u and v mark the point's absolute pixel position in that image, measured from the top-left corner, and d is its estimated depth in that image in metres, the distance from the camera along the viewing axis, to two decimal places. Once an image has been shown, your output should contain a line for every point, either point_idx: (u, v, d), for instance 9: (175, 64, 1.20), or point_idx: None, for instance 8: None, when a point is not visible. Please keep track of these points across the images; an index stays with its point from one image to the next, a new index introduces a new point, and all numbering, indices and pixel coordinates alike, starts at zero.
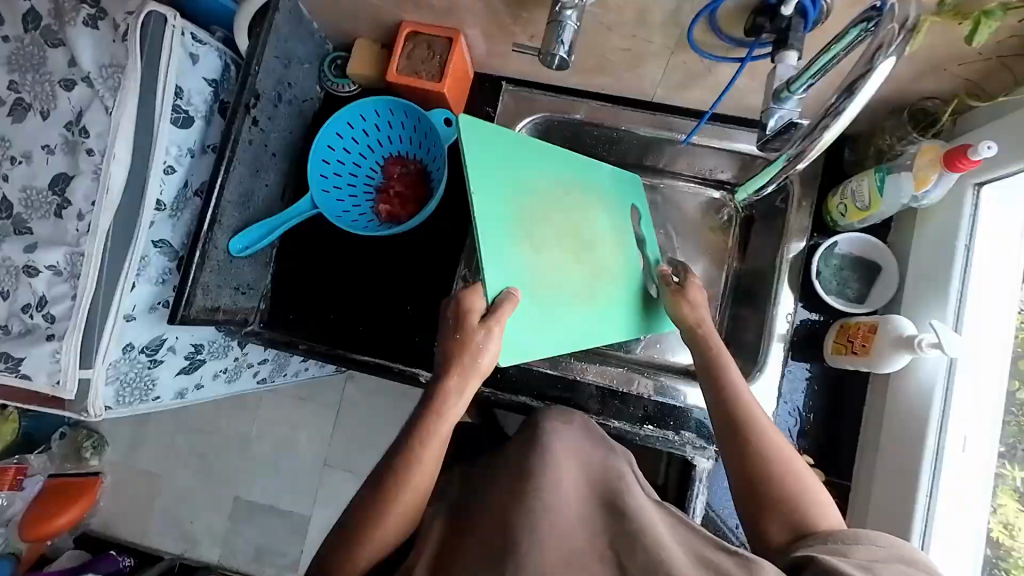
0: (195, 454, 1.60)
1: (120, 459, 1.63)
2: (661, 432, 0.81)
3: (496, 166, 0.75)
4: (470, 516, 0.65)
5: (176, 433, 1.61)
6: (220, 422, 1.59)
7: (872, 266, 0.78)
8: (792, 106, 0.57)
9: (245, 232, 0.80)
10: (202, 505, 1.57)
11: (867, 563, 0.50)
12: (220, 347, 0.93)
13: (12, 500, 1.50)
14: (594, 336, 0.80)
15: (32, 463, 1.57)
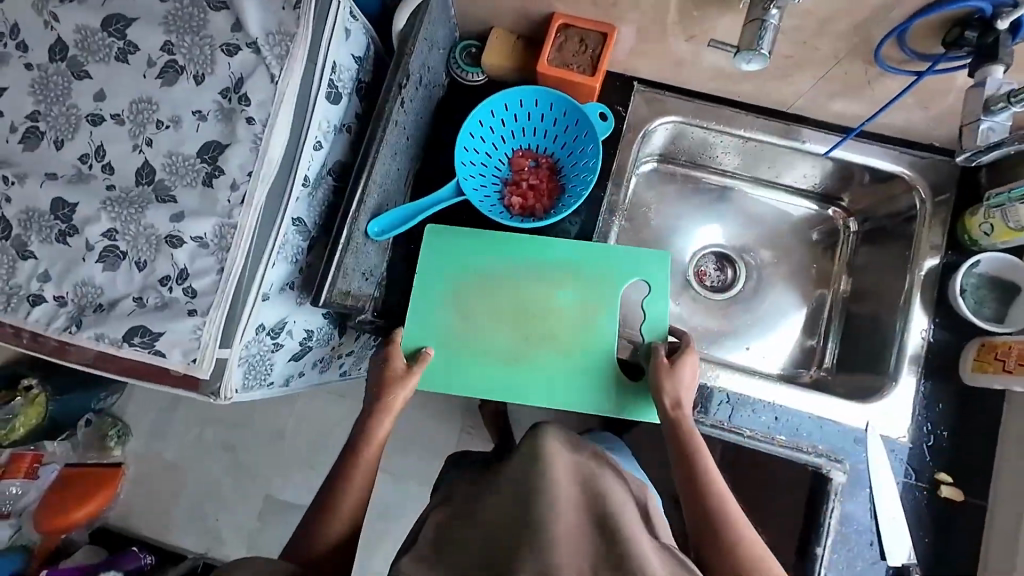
0: (226, 447, 1.48)
1: (144, 449, 1.50)
2: (795, 443, 0.80)
3: (459, 251, 0.83)
4: (489, 509, 0.59)
5: (205, 424, 1.49)
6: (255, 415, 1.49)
7: (1010, 288, 0.79)
8: (1001, 120, 0.63)
9: (383, 216, 0.78)
10: (231, 501, 1.45)
11: None
12: (325, 335, 0.89)
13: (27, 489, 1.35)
14: (526, 389, 0.79)
15: (49, 451, 1.42)
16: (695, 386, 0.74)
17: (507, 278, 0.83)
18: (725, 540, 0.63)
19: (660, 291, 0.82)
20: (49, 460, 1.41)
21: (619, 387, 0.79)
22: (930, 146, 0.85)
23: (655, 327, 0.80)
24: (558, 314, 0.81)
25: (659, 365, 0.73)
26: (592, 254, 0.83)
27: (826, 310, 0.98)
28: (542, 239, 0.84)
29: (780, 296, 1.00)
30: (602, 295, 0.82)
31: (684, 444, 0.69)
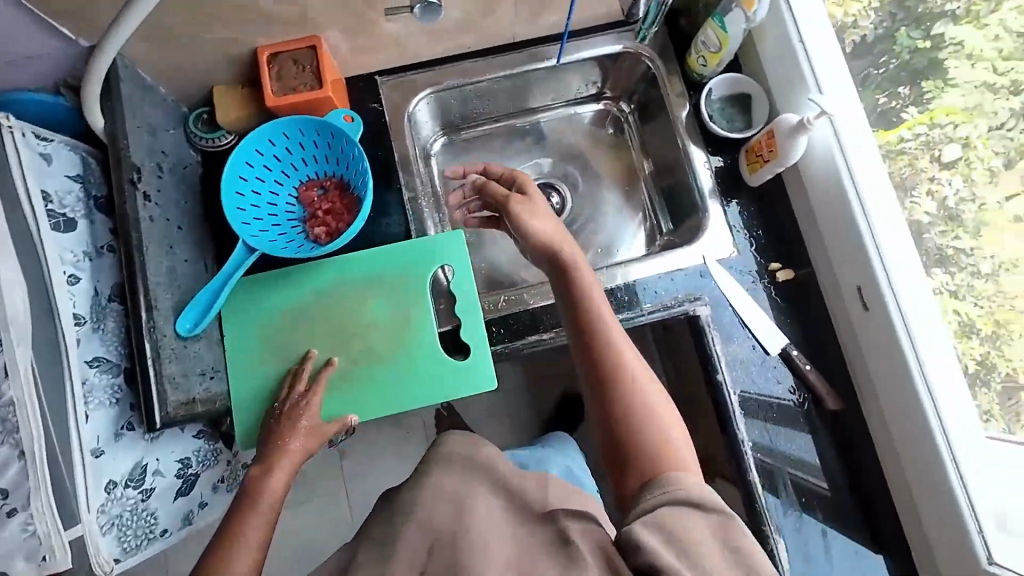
0: None
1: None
2: (660, 306, 0.88)
3: (260, 310, 0.83)
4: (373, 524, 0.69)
5: None
6: None
7: (744, 97, 0.92)
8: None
9: (187, 308, 0.73)
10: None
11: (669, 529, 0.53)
12: (209, 453, 0.83)
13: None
14: (361, 408, 0.81)
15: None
16: (545, 220, 0.82)
17: (323, 317, 0.83)
18: (613, 376, 0.70)
19: (462, 268, 0.86)
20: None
21: (452, 366, 0.83)
22: (637, 19, 0.97)
23: (467, 299, 0.85)
24: (374, 326, 0.84)
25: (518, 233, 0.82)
26: (388, 257, 0.85)
27: (644, 187, 1.10)
28: (333, 261, 0.84)
29: (606, 194, 1.12)
30: (411, 294, 0.85)
31: (564, 294, 0.77)
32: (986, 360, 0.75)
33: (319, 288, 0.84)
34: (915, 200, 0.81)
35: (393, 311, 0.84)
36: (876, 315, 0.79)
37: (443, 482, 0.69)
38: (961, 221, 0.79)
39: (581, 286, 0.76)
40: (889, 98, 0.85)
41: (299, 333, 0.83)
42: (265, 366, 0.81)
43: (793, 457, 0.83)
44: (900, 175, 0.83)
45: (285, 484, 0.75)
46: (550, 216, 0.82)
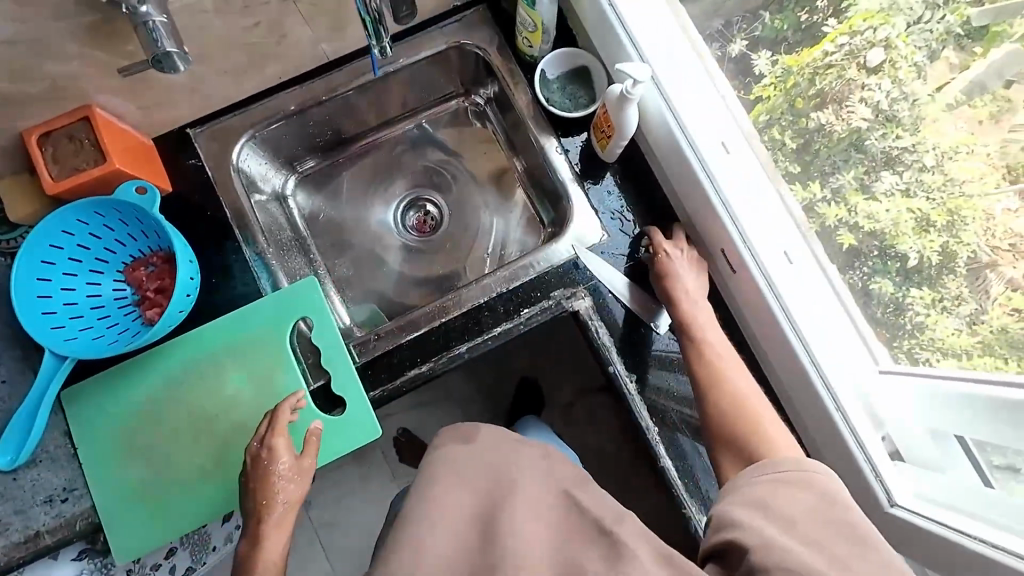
0: None
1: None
2: (538, 307, 0.83)
3: (109, 411, 0.76)
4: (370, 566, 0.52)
5: None
6: None
7: (582, 71, 0.87)
8: None
9: (5, 440, 0.68)
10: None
11: (765, 505, 0.52)
12: (96, 574, 0.78)
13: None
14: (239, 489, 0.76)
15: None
16: (685, 272, 0.80)
17: (181, 404, 0.77)
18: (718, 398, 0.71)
19: (321, 319, 0.80)
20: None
21: (327, 424, 0.78)
22: (457, 8, 0.90)
23: (330, 350, 0.79)
24: (237, 402, 0.78)
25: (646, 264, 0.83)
26: (240, 322, 0.79)
27: (518, 179, 1.04)
28: (178, 340, 0.78)
29: (481, 195, 1.06)
30: (271, 356, 0.79)
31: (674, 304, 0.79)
32: (914, 275, 0.67)
33: (170, 371, 0.77)
34: (848, 111, 0.71)
35: (255, 379, 0.78)
36: (744, 275, 0.75)
37: (446, 484, 0.55)
38: (898, 119, 0.69)
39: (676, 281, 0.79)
40: (811, 12, 0.72)
41: (158, 425, 0.76)
42: (127, 468, 0.75)
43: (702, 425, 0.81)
44: (831, 90, 0.72)
45: (283, 550, 0.69)
46: (692, 261, 0.81)
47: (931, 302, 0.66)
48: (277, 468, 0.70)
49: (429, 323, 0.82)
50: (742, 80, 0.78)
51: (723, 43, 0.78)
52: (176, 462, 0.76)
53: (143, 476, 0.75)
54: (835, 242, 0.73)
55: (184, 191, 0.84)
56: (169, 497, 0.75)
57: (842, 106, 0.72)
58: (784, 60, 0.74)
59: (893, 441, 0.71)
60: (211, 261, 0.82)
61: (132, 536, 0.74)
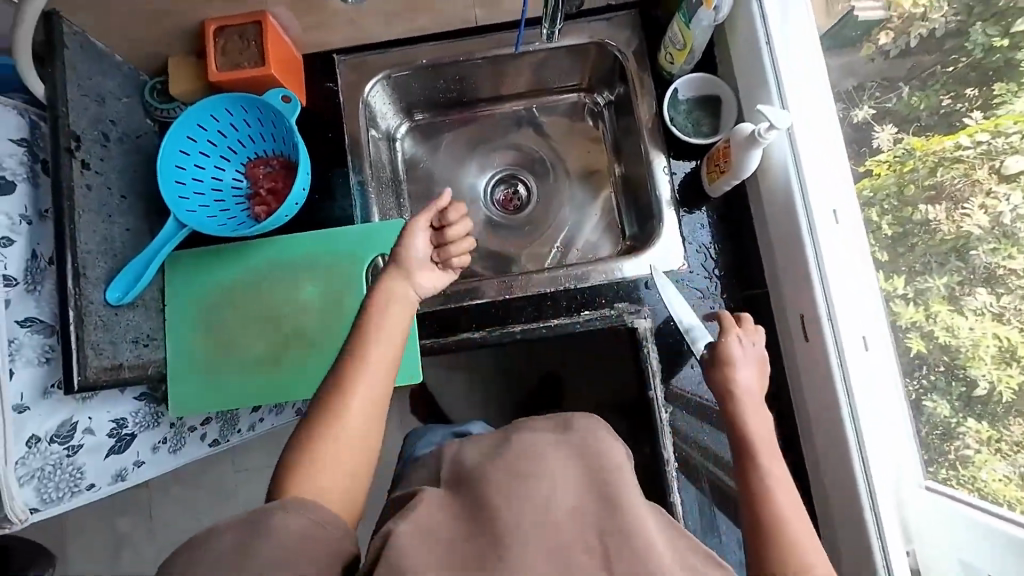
0: None
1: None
2: (597, 313, 0.86)
3: (204, 283, 0.85)
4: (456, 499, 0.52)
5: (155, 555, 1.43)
6: (195, 525, 1.43)
7: (713, 100, 0.86)
8: None
9: (119, 277, 0.75)
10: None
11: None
12: (147, 416, 0.87)
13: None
14: (281, 386, 0.83)
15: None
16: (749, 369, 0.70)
17: (262, 297, 0.85)
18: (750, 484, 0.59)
19: None
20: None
21: None
22: (609, 7, 0.92)
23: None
24: (306, 309, 0.85)
25: (709, 354, 0.72)
26: (331, 240, 0.86)
27: (612, 187, 1.06)
28: (276, 241, 0.86)
29: (572, 190, 1.08)
30: (346, 281, 0.86)
31: (725, 387, 0.69)
32: (977, 406, 0.63)
33: (260, 262, 0.85)
34: (962, 213, 0.66)
35: (327, 295, 0.85)
36: (816, 346, 0.74)
37: (554, 454, 0.53)
38: (1016, 239, 0.62)
39: (731, 348, 0.70)
40: (954, 99, 0.68)
41: (236, 304, 0.85)
42: (200, 332, 0.84)
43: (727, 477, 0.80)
44: (951, 185, 0.67)
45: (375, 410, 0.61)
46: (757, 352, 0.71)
47: (987, 440, 0.62)
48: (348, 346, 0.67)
49: (494, 296, 0.86)
50: (857, 149, 0.75)
51: (849, 104, 0.76)
52: (239, 341, 0.84)
53: (208, 343, 0.84)
54: (904, 346, 0.70)
55: (316, 110, 0.91)
56: (220, 369, 0.84)
57: (959, 206, 0.66)
58: (909, 143, 0.71)
59: (917, 559, 0.66)
60: (319, 179, 0.89)
61: (194, 397, 0.83)
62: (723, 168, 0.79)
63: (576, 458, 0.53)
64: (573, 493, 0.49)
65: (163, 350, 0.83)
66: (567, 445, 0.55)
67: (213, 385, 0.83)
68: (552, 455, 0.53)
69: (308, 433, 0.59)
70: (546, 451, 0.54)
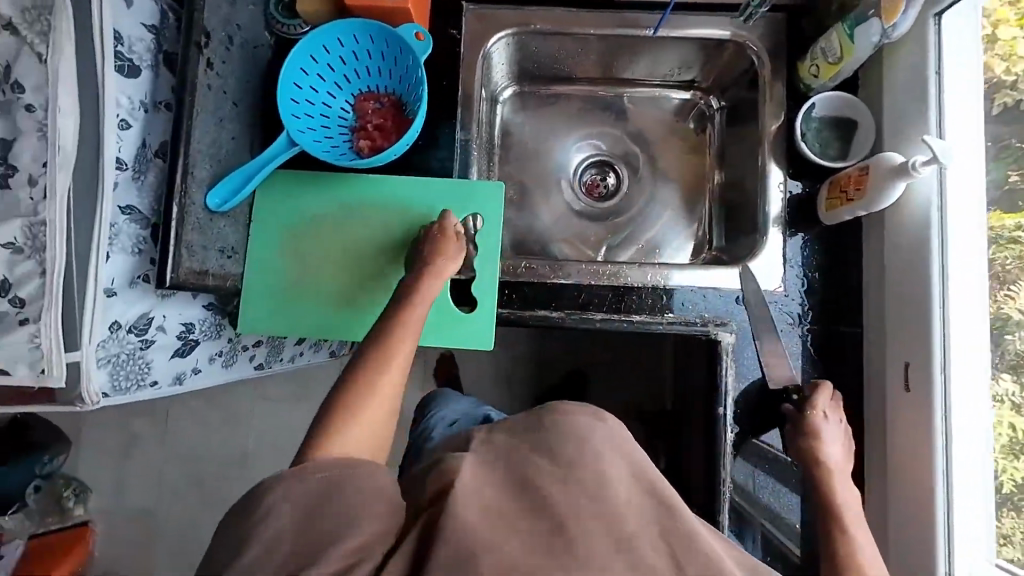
0: (193, 480, 1.45)
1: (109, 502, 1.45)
2: (682, 317, 0.82)
3: (290, 207, 0.81)
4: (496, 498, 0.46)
5: (168, 463, 1.46)
6: (212, 443, 1.45)
7: (849, 122, 0.82)
8: None
9: (221, 183, 0.74)
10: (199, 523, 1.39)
11: None
12: (212, 326, 0.88)
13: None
14: (355, 328, 0.81)
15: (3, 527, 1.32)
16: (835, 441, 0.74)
17: (344, 232, 0.82)
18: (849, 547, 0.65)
19: (492, 223, 0.84)
20: (10, 538, 1.33)
21: (456, 316, 0.82)
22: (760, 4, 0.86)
23: (487, 255, 0.82)
24: (391, 254, 0.82)
25: (795, 421, 0.75)
26: (428, 191, 0.83)
27: (708, 194, 1.02)
28: (371, 180, 0.82)
29: (665, 190, 1.05)
30: None
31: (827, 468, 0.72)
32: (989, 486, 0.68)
33: (350, 197, 0.82)
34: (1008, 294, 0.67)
35: (414, 243, 0.82)
36: (919, 399, 0.70)
37: (602, 446, 0.49)
38: None
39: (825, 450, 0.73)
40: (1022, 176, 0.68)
41: (319, 235, 0.81)
42: (277, 258, 0.80)
43: (769, 511, 0.81)
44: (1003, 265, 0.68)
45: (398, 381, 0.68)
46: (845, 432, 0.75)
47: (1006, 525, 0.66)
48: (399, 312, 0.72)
49: (578, 278, 0.83)
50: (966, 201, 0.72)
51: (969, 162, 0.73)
52: (317, 275, 0.81)
53: (285, 271, 0.80)
54: None
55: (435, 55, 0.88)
56: (293, 299, 0.80)
57: (1006, 286, 0.68)
58: None
59: None
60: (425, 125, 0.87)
61: (255, 320, 0.79)
62: (851, 196, 0.74)
63: (619, 452, 0.49)
64: (627, 491, 0.46)
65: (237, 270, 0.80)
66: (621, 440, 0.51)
67: (282, 315, 0.80)
68: (603, 443, 0.49)
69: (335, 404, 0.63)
70: (593, 432, 0.49)
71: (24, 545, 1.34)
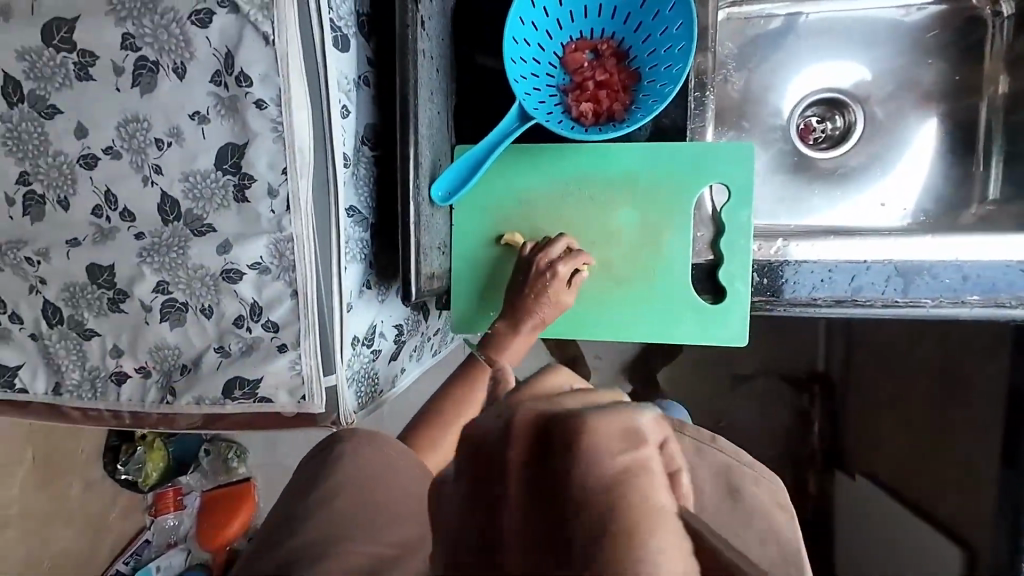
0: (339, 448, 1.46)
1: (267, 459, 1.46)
2: (989, 302, 0.67)
3: (508, 189, 0.74)
4: None
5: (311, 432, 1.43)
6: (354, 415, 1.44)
7: None
8: None
9: (443, 175, 0.66)
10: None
11: None
12: (413, 325, 0.81)
13: (182, 519, 1.35)
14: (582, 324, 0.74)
15: (185, 482, 1.36)
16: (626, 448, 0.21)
17: (565, 213, 0.73)
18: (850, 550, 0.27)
19: (741, 194, 0.70)
20: (190, 490, 1.37)
21: (695, 309, 0.72)
22: None
23: (735, 235, 0.70)
24: (618, 237, 0.72)
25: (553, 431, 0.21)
26: (660, 160, 0.71)
27: (978, 133, 0.83)
28: (589, 149, 0.72)
29: (913, 129, 0.86)
30: (669, 210, 0.72)
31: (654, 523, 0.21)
32: None
33: (567, 175, 0.73)
34: None
35: (645, 225, 0.71)
36: None
37: None
38: None
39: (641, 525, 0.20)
40: None
41: (535, 221, 0.73)
42: (492, 252, 0.75)
43: None
44: None
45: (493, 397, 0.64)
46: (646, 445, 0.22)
47: None
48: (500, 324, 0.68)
49: (866, 259, 0.69)
50: None
51: None
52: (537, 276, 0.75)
53: (496, 262, 0.75)
54: None
55: None
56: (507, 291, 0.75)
57: None
58: None
59: None
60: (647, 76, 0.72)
61: (484, 315, 0.75)
62: None
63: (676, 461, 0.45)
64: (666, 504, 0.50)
65: (451, 264, 0.75)
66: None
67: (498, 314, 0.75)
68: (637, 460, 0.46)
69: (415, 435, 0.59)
70: None
71: (201, 496, 1.37)
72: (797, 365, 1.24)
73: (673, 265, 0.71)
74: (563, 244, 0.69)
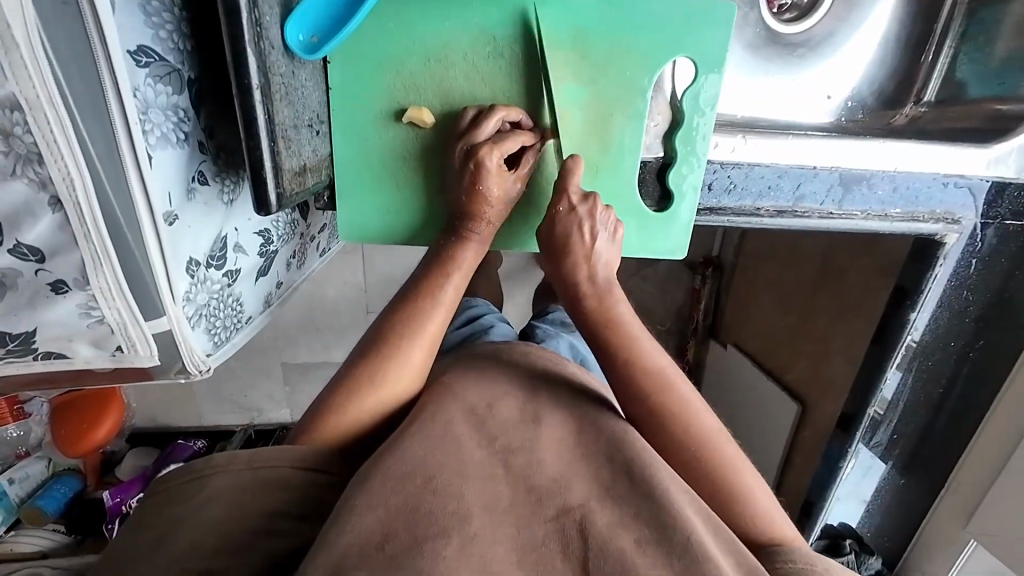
0: None
1: None
2: (909, 215, 0.67)
3: (413, 39, 0.51)
4: (411, 468, 0.44)
5: None
6: None
7: None
8: None
9: (303, 6, 0.42)
10: (249, 380, 1.26)
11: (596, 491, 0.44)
12: (286, 227, 0.61)
13: (30, 428, 1.17)
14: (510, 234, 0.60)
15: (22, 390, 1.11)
16: (590, 246, 0.55)
17: (491, 82, 0.53)
18: (660, 392, 0.52)
19: (705, 76, 0.57)
20: (31, 397, 1.14)
21: (639, 218, 0.62)
22: None
23: (694, 128, 0.58)
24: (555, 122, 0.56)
25: (554, 213, 0.55)
26: (619, 16, 0.53)
27: (939, 22, 0.76)
28: None
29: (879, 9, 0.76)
30: (620, 89, 0.56)
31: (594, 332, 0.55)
32: None
33: (495, 27, 0.52)
34: None
35: (592, 108, 0.56)
36: None
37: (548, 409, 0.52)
38: None
39: (572, 252, 0.55)
40: None
41: (448, 94, 0.53)
42: (392, 136, 0.55)
43: (878, 401, 0.84)
44: None
45: (444, 330, 0.56)
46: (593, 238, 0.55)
47: None
48: (445, 244, 0.56)
49: (817, 166, 0.63)
50: None
51: None
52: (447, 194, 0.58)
53: (400, 151, 0.55)
54: None
55: None
56: (421, 191, 0.57)
57: None
58: None
59: None
60: None
61: (383, 221, 0.58)
62: None
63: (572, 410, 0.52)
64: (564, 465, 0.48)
65: (335, 148, 0.55)
66: (561, 407, 0.52)
67: (414, 224, 0.58)
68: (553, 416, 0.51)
69: (344, 379, 0.53)
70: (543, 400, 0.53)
71: (49, 402, 1.16)
72: (693, 250, 1.25)
73: (618, 159, 0.58)
74: (492, 125, 0.52)
